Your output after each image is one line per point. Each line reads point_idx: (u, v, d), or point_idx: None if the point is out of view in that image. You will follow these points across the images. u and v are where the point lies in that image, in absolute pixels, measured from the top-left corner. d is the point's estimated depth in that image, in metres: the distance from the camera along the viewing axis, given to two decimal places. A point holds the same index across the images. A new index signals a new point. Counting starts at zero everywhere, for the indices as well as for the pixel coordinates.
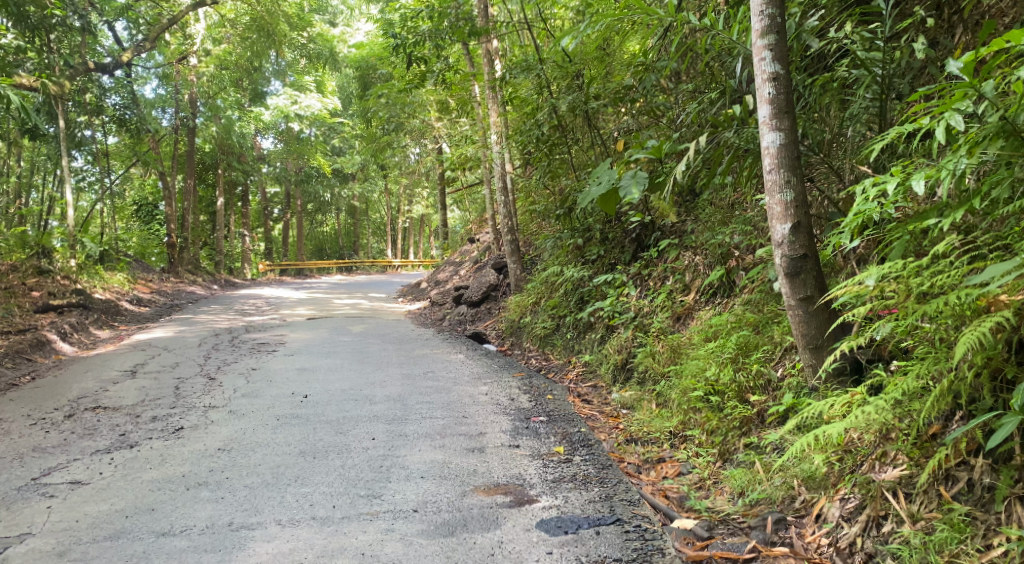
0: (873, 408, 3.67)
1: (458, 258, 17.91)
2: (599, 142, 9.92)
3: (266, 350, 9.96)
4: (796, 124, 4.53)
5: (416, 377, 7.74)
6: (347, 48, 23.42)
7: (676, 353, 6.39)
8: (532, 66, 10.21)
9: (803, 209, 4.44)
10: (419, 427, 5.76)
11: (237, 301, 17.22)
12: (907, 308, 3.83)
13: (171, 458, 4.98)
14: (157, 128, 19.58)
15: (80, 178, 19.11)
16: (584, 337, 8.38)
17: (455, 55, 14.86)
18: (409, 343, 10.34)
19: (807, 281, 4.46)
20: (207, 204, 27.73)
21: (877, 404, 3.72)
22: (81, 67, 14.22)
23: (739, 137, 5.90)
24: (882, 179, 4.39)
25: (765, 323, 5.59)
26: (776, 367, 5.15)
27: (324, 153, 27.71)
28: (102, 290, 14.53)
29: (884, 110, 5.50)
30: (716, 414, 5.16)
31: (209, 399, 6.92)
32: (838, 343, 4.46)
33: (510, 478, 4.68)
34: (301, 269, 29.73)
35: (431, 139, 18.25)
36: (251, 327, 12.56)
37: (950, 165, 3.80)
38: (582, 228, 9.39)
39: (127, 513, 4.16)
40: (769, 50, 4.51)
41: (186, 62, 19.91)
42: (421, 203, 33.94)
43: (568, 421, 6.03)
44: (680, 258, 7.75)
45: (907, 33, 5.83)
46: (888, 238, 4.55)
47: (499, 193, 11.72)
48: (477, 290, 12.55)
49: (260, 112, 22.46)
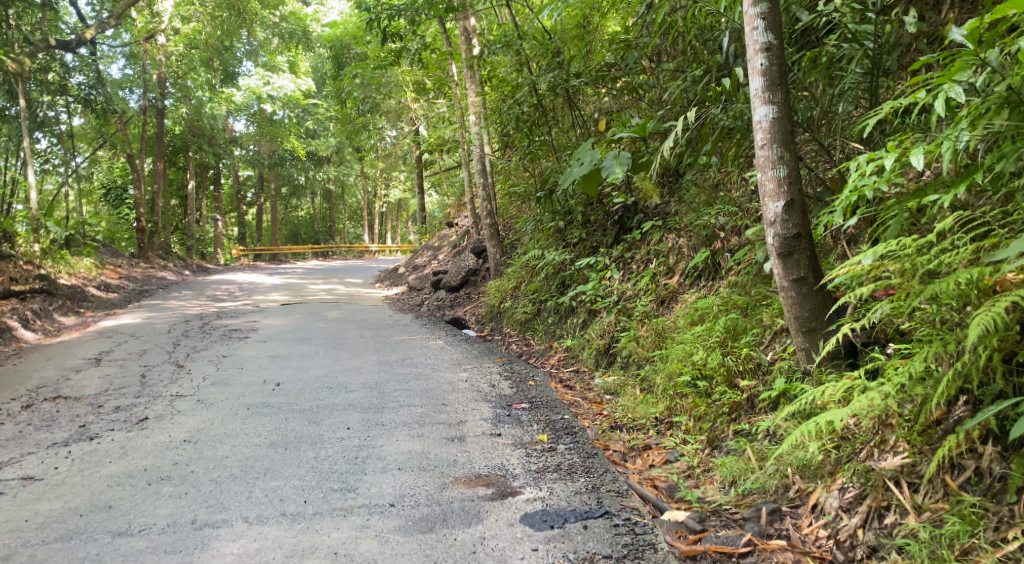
0: (875, 394, 3.54)
1: (436, 242, 17.63)
2: (580, 123, 9.68)
3: (237, 337, 9.66)
4: (790, 98, 4.34)
5: (394, 364, 7.51)
6: (321, 28, 22.90)
7: (660, 337, 6.23)
8: (511, 42, 9.83)
9: (797, 186, 4.27)
10: (396, 416, 5.54)
11: (209, 286, 16.80)
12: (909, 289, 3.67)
13: (132, 451, 4.72)
14: (124, 110, 18.95)
15: (43, 160, 18.44)
16: (566, 321, 8.20)
17: (432, 34, 14.52)
18: (386, 328, 10.08)
19: (801, 261, 4.30)
20: (178, 186, 27.08)
21: (878, 388, 3.57)
22: (41, 44, 13.67)
23: (726, 113, 5.72)
24: (876, 155, 4.24)
25: (753, 306, 5.44)
26: (765, 350, 4.99)
27: (298, 136, 27.14)
28: (67, 275, 14.07)
29: (876, 86, 5.34)
30: (704, 400, 5.00)
31: (176, 387, 6.64)
32: (833, 326, 4.30)
33: (492, 469, 4.48)
34: (276, 254, 29.21)
35: (407, 121, 17.94)
36: (222, 313, 12.22)
37: (950, 140, 3.66)
38: (563, 210, 9.19)
39: (82, 511, 3.91)
40: (761, 19, 4.30)
41: (154, 41, 19.25)
42: (398, 186, 33.56)
43: (550, 408, 5.84)
44: (664, 240, 7.58)
45: (899, 5, 5.67)
46: (883, 217, 4.41)
47: (478, 175, 11.44)
48: (456, 275, 12.30)
49: (232, 93, 21.93)
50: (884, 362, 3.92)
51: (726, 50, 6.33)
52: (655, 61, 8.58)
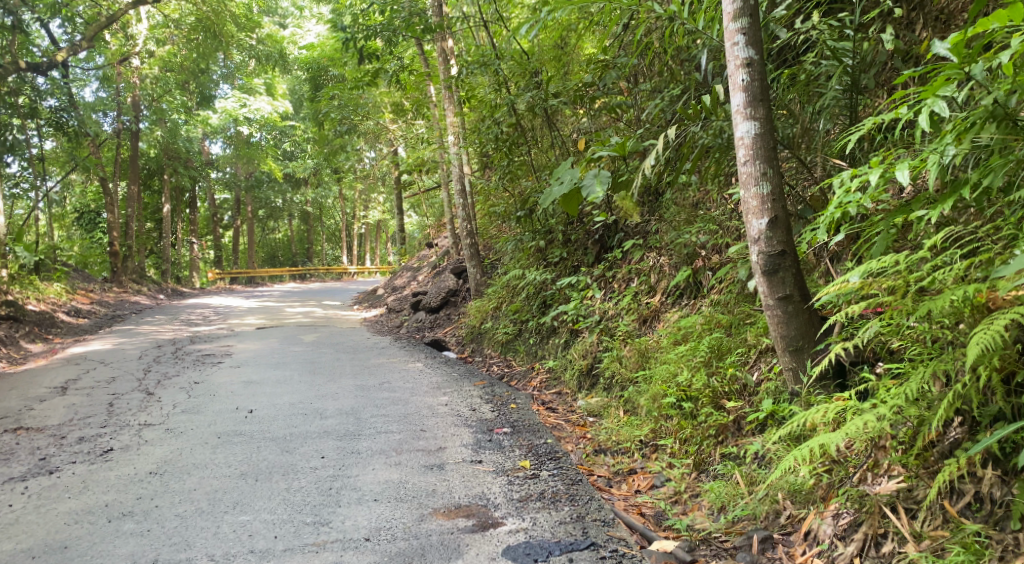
0: (870, 417, 3.45)
1: (416, 263, 17.47)
2: (559, 143, 9.62)
3: (211, 363, 9.41)
4: (772, 113, 4.28)
5: (371, 388, 7.31)
6: (298, 50, 22.85)
7: (643, 357, 6.12)
8: (489, 62, 9.75)
9: (780, 203, 4.19)
10: (373, 443, 5.35)
11: (183, 311, 16.46)
12: (901, 306, 3.61)
13: (94, 486, 4.49)
14: (97, 132, 18.75)
15: (14, 185, 18.09)
16: (548, 342, 8.06)
17: (410, 56, 14.49)
18: (364, 352, 9.88)
19: (786, 279, 4.21)
20: (153, 210, 26.71)
21: (872, 412, 3.49)
22: (10, 66, 13.45)
23: (705, 131, 5.66)
24: (860, 171, 4.19)
25: (737, 325, 5.35)
26: (751, 370, 4.89)
27: (275, 158, 26.91)
28: (36, 300, 13.72)
29: (855, 103, 5.31)
30: (690, 422, 4.88)
31: (145, 416, 6.41)
32: (820, 345, 4.22)
33: (472, 498, 4.31)
34: (253, 277, 28.83)
35: (386, 142, 17.83)
36: (197, 338, 11.95)
37: (936, 154, 3.62)
38: (543, 229, 9.09)
39: (35, 553, 3.70)
40: (741, 34, 4.24)
41: (128, 64, 19.03)
42: (377, 208, 33.40)
43: (532, 432, 5.69)
44: (645, 259, 7.50)
45: (876, 23, 5.67)
46: (867, 234, 4.35)
47: (457, 195, 11.34)
48: (436, 295, 12.13)
49: (208, 116, 21.73)
50: (874, 382, 3.85)
51: (705, 68, 6.29)
52: (633, 80, 8.56)
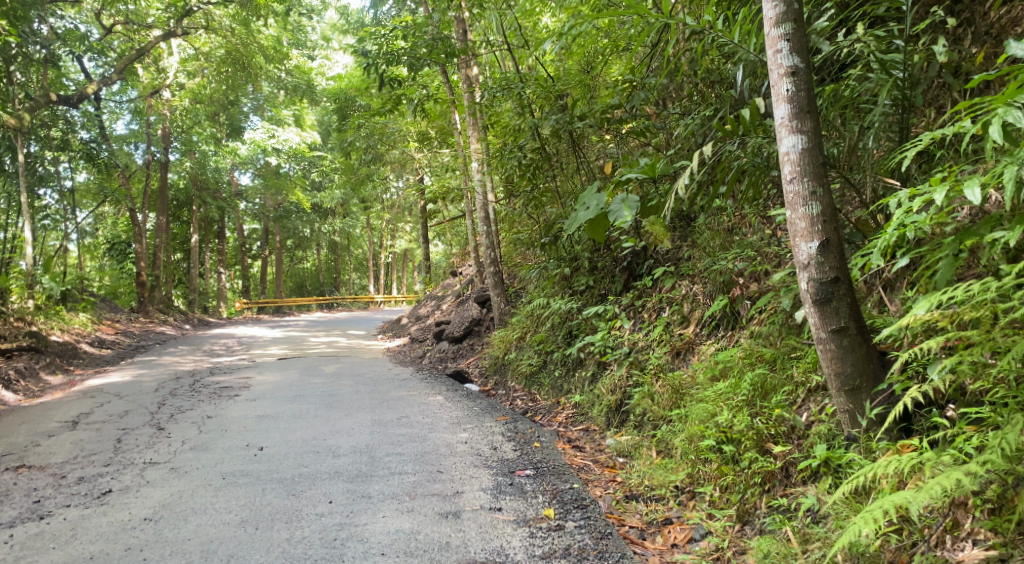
0: (957, 474, 3.19)
1: (441, 292, 17.19)
2: (585, 168, 9.31)
3: (227, 395, 9.13)
4: (820, 125, 3.94)
5: (388, 423, 6.94)
6: (326, 81, 22.98)
7: (678, 394, 5.71)
8: (512, 86, 9.43)
9: (832, 225, 3.85)
10: (385, 486, 4.98)
11: (206, 341, 16.32)
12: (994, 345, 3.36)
13: (83, 534, 4.29)
14: (128, 164, 18.93)
15: (46, 216, 18.18)
16: (574, 375, 7.64)
17: (435, 83, 14.37)
18: (385, 384, 9.53)
19: (840, 308, 3.87)
20: (182, 240, 26.79)
21: (957, 469, 3.23)
22: (42, 99, 13.51)
23: (743, 150, 5.26)
24: (920, 190, 3.83)
25: (782, 360, 4.95)
26: (800, 411, 4.50)
27: (303, 189, 26.93)
28: (60, 331, 13.58)
29: (907, 119, 4.90)
30: (732, 468, 4.48)
31: (151, 453, 6.11)
32: (881, 386, 3.87)
33: (489, 554, 4.02)
34: (280, 307, 28.72)
35: (412, 171, 17.71)
36: (216, 369, 11.71)
37: (1012, 166, 3.28)
38: (568, 256, 8.69)
39: None
40: (785, 39, 3.93)
41: (160, 96, 19.19)
42: (404, 238, 33.38)
43: (557, 475, 5.27)
44: (677, 287, 7.09)
45: (925, 35, 5.30)
46: (929, 259, 3.97)
47: (481, 222, 11.04)
48: (459, 325, 11.80)
49: (237, 147, 21.92)
50: (951, 430, 3.57)
51: (740, 85, 5.93)
52: (662, 103, 8.24)
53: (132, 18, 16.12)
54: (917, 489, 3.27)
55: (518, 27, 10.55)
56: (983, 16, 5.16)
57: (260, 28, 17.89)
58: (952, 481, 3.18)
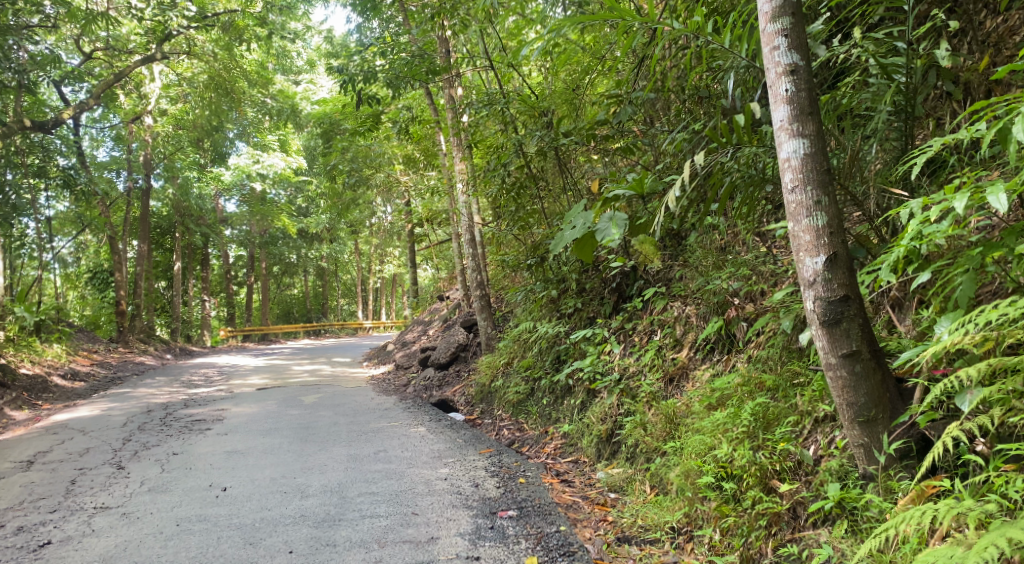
0: (1006, 535, 2.94)
1: (428, 316, 16.74)
2: (572, 187, 8.93)
3: (198, 430, 8.64)
4: (823, 128, 3.76)
5: (365, 458, 6.49)
6: (311, 105, 22.58)
7: (672, 424, 5.30)
8: (495, 101, 9.02)
9: (838, 237, 3.66)
10: (353, 531, 4.58)
11: (186, 371, 15.76)
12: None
13: None
14: (108, 190, 18.36)
15: (24, 247, 17.62)
16: (562, 403, 7.21)
17: (419, 103, 13.99)
18: (365, 414, 9.06)
19: (850, 331, 3.66)
20: (164, 268, 26.16)
21: (1004, 529, 2.99)
22: (15, 125, 12.95)
23: (737, 162, 4.89)
24: (935, 199, 3.54)
25: (784, 388, 4.61)
26: (807, 444, 4.22)
27: (289, 213, 26.49)
28: (30, 363, 13.01)
29: (911, 127, 4.59)
30: (733, 508, 4.18)
31: (104, 496, 5.65)
32: (902, 419, 3.65)
33: None
34: (266, 335, 28.05)
35: (398, 195, 17.29)
36: (190, 401, 11.16)
37: None
38: (556, 278, 8.33)
39: None
40: (783, 37, 3.76)
41: (142, 122, 18.85)
42: (394, 262, 33.04)
43: (543, 516, 4.84)
44: (669, 309, 6.71)
45: (924, 42, 4.99)
46: (948, 274, 3.69)
47: (466, 245, 10.67)
48: (445, 351, 11.38)
49: (220, 173, 21.36)
50: (987, 471, 3.36)
51: (732, 94, 5.60)
52: (648, 120, 7.81)
53: (112, 43, 15.56)
54: (963, 552, 3.02)
55: (501, 45, 10.16)
56: (979, 25, 4.88)
57: (243, 53, 17.56)
58: (1006, 544, 2.92)
